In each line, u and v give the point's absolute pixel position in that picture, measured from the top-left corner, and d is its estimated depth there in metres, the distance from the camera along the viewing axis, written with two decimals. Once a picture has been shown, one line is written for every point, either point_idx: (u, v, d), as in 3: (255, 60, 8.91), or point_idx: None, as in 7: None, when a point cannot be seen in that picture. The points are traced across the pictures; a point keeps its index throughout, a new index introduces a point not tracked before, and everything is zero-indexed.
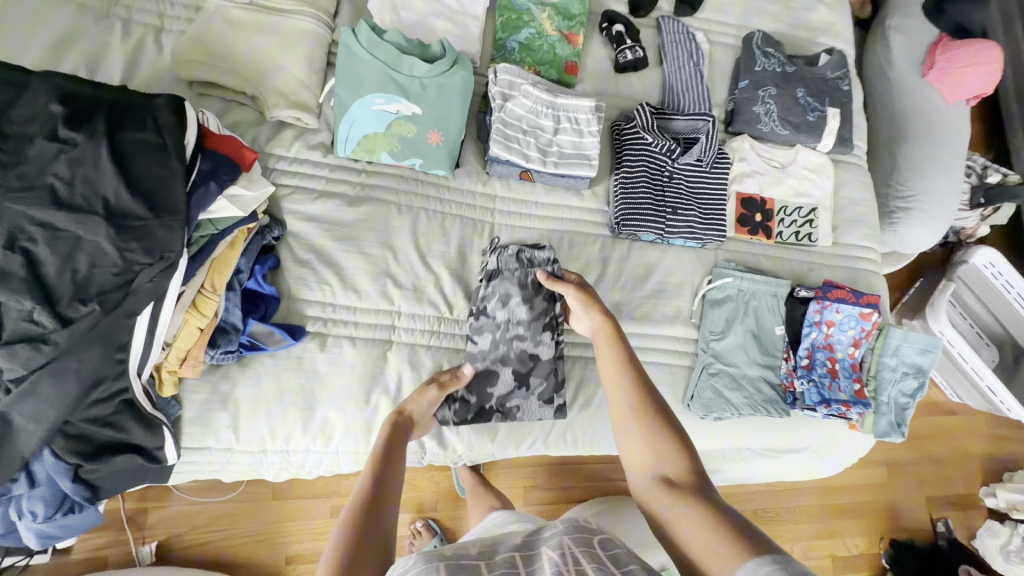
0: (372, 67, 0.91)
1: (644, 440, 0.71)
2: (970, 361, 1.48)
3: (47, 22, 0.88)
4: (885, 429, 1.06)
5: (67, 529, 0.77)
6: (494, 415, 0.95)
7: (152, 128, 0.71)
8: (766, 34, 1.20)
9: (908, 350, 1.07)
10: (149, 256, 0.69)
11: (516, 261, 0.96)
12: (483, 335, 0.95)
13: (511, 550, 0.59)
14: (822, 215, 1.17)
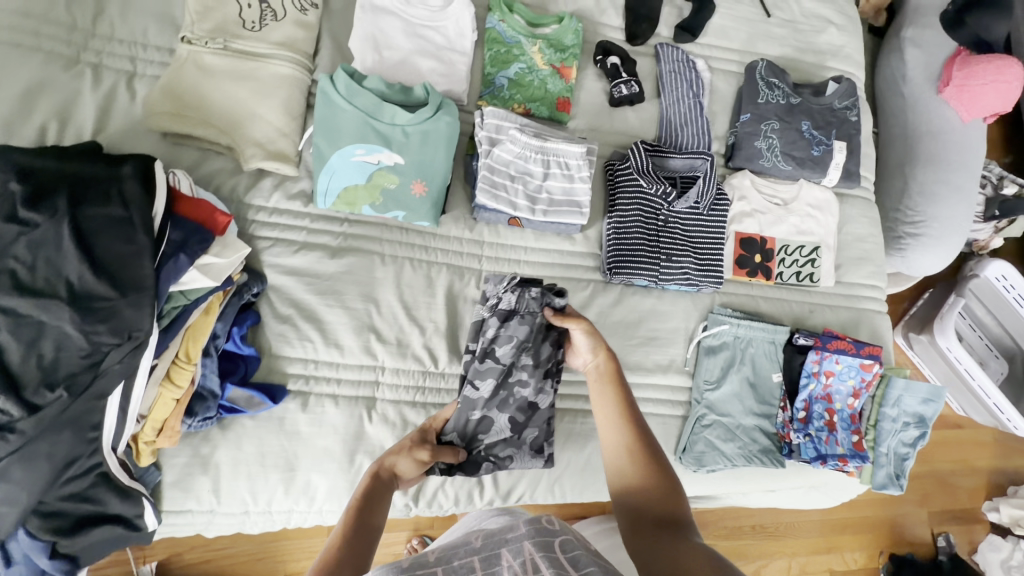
0: (352, 116, 0.87)
1: (631, 477, 0.64)
2: (977, 378, 1.43)
3: (12, 72, 0.85)
4: (884, 481, 1.03)
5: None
6: (483, 464, 0.86)
7: (118, 201, 0.69)
8: (771, 62, 1.15)
9: (911, 400, 1.03)
10: (117, 336, 0.67)
11: (537, 304, 0.82)
12: (484, 381, 0.85)
13: (470, 554, 0.58)
14: (824, 254, 1.13)
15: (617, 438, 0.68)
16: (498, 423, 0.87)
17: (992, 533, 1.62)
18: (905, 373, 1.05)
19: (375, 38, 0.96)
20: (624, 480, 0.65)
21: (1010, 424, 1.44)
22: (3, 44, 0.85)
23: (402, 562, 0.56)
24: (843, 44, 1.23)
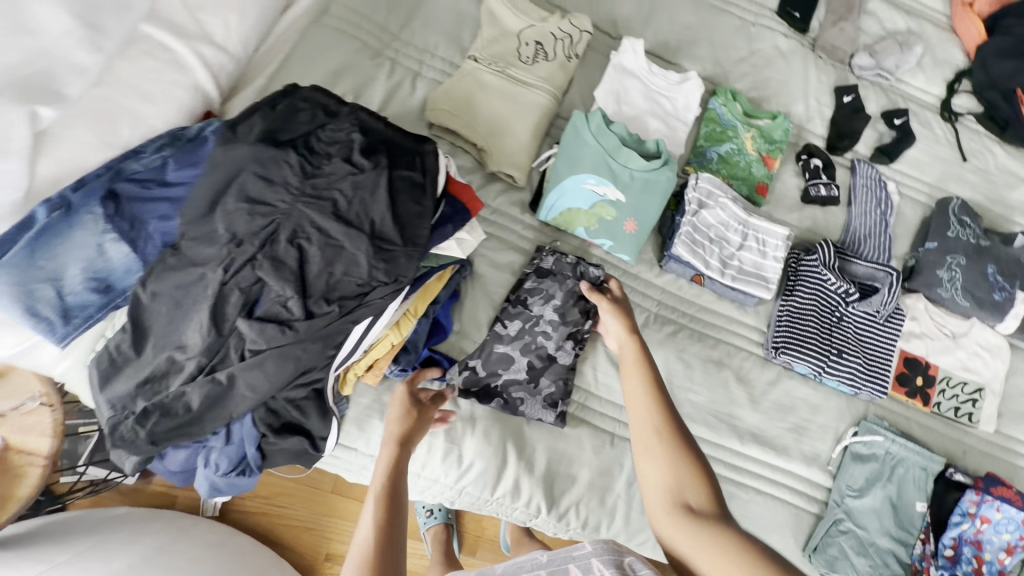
0: (595, 152, 0.99)
1: (664, 467, 0.63)
2: None
3: (332, 50, 1.05)
4: None
5: (233, 491, 0.83)
6: (496, 398, 0.93)
7: (419, 169, 0.81)
8: (963, 202, 1.19)
9: None
10: (387, 277, 0.78)
11: (571, 269, 0.99)
12: (513, 321, 0.96)
13: (538, 569, 0.63)
14: (987, 397, 1.10)
15: (650, 426, 0.67)
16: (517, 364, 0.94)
17: None
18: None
19: (618, 93, 1.10)
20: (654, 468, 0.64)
21: None
22: (335, 29, 1.07)
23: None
24: None
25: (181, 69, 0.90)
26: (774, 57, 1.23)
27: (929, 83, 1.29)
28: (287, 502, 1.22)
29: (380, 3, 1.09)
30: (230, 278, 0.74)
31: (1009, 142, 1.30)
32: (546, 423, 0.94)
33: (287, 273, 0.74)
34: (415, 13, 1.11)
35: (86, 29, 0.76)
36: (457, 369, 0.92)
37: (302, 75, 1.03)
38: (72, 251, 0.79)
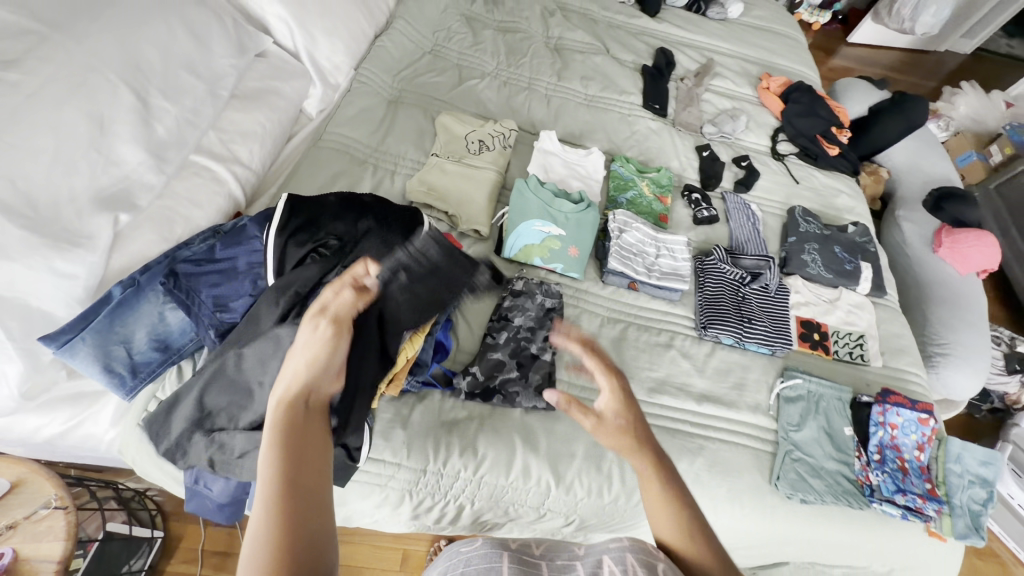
0: (537, 204, 1.33)
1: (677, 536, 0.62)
2: None
3: (328, 160, 1.38)
4: (964, 531, 1.14)
5: None
6: (496, 394, 1.13)
7: (412, 224, 1.12)
8: (805, 209, 1.64)
9: (970, 460, 1.22)
10: None
11: (538, 288, 1.27)
12: (500, 333, 1.21)
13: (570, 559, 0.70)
14: (869, 341, 1.43)
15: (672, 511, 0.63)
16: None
17: None
18: (962, 440, 1.25)
19: (545, 166, 1.50)
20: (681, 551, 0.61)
21: None
22: (328, 147, 1.41)
23: (511, 544, 0.74)
24: (854, 205, 1.73)
25: (220, 183, 1.19)
26: (649, 134, 1.72)
27: (758, 138, 1.82)
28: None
29: (362, 126, 1.46)
30: (288, 315, 0.95)
31: (824, 169, 1.81)
32: (540, 410, 1.14)
33: None
34: (387, 131, 1.49)
35: (153, 158, 1.06)
36: (461, 375, 1.13)
37: (307, 180, 1.34)
38: (139, 319, 0.98)
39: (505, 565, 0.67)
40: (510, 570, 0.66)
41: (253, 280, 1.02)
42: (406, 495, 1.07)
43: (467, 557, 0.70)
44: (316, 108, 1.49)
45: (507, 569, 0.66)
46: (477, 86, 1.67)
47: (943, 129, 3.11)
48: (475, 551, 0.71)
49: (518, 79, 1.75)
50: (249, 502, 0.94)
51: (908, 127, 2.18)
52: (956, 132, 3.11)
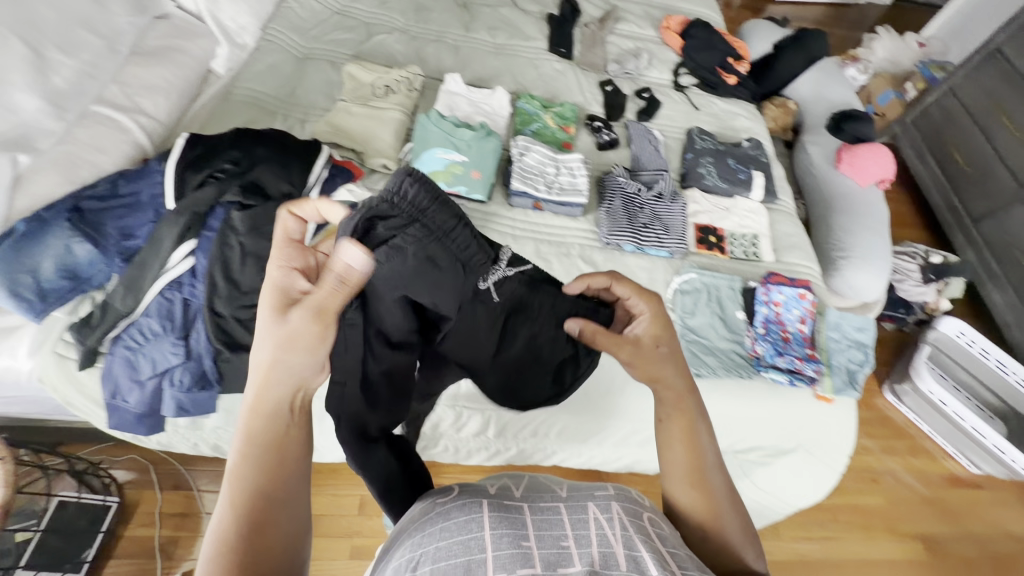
0: (439, 134, 1.43)
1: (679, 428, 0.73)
2: (964, 417, 2.09)
3: (236, 111, 1.43)
4: (841, 386, 1.29)
5: (194, 406, 1.01)
6: None
7: (305, 147, 1.17)
8: (701, 129, 1.76)
9: (848, 327, 1.37)
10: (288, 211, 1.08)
11: None
12: None
13: (556, 500, 0.67)
14: (762, 240, 1.55)
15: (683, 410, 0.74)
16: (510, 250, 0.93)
17: None
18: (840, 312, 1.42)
19: (450, 105, 1.57)
20: (691, 513, 0.69)
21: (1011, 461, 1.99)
22: (237, 100, 1.47)
23: (489, 490, 0.70)
24: (751, 127, 1.86)
25: (124, 131, 1.24)
26: (555, 75, 1.81)
27: (661, 73, 1.93)
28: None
29: (269, 81, 1.52)
30: (189, 235, 1.03)
31: (724, 97, 1.93)
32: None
33: (225, 222, 1.04)
34: (297, 85, 1.56)
35: (51, 106, 1.11)
36: None
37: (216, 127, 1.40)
38: (46, 251, 1.01)
39: (485, 513, 0.61)
40: (493, 521, 0.60)
41: (156, 210, 1.07)
42: None
43: (438, 505, 0.65)
44: (223, 67, 1.51)
45: (488, 519, 0.60)
46: (385, 40, 1.74)
47: (859, 73, 3.07)
48: (449, 501, 0.65)
49: (427, 33, 1.81)
50: (163, 408, 1.00)
51: (809, 59, 2.36)
52: (874, 74, 3.07)
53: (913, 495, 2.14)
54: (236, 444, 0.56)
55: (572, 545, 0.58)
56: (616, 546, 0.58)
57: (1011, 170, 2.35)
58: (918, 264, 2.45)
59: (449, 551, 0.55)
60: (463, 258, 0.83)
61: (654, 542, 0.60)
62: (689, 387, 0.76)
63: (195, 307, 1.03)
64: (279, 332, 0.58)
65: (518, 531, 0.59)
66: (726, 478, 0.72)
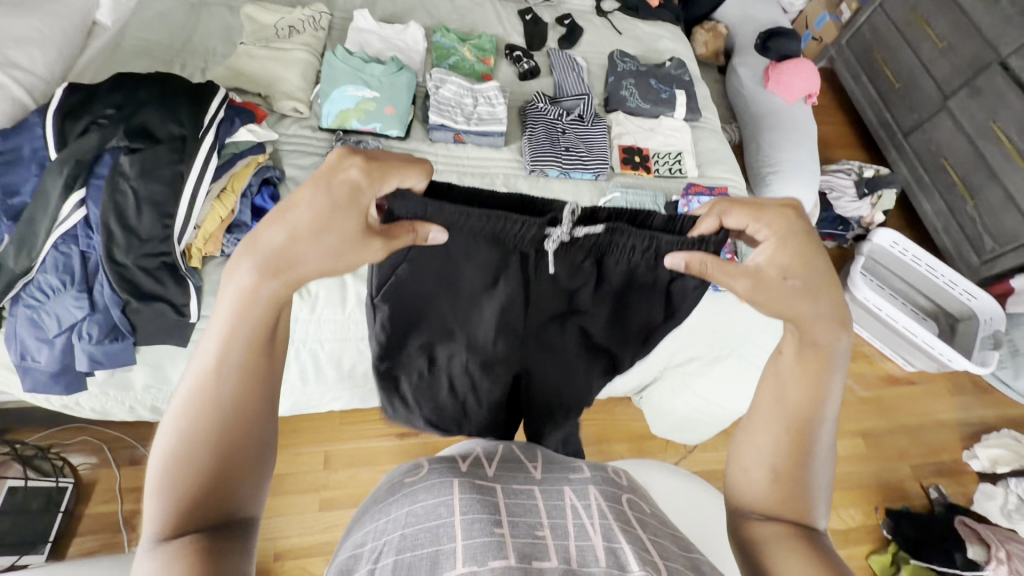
0: (348, 72, 1.38)
1: (775, 409, 0.64)
2: (900, 321, 2.10)
3: (127, 62, 1.35)
4: None
5: (109, 358, 1.01)
6: None
7: (196, 89, 1.12)
8: (623, 52, 1.75)
9: None
10: (180, 156, 1.04)
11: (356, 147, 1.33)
12: None
13: (531, 484, 0.65)
14: (687, 155, 1.56)
15: (785, 414, 0.63)
16: (570, 208, 0.70)
17: (977, 480, 2.06)
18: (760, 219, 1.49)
19: (361, 43, 1.52)
20: (762, 479, 0.63)
21: (945, 358, 2.03)
22: (127, 51, 1.38)
23: (460, 467, 0.67)
24: (675, 48, 1.85)
25: None
26: (472, 7, 1.75)
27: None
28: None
29: (160, 28, 1.43)
30: (77, 186, 0.98)
31: (647, 20, 1.91)
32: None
33: (114, 168, 1.00)
34: (193, 31, 1.47)
35: None
36: None
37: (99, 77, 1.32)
38: None
39: (457, 497, 0.58)
40: (464, 505, 0.56)
41: (40, 164, 1.02)
42: None
43: (408, 484, 0.63)
44: (109, 18, 1.42)
45: (458, 503, 0.57)
46: None
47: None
48: (421, 483, 0.62)
49: None
50: (76, 363, 1.00)
51: None
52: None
53: (851, 397, 2.18)
54: (220, 317, 0.53)
55: (547, 535, 0.56)
56: (594, 538, 0.56)
57: (937, 82, 2.32)
58: (852, 180, 2.47)
59: (418, 540, 0.53)
60: (493, 237, 0.71)
61: (637, 532, 0.59)
62: (838, 328, 0.64)
63: (95, 259, 1.00)
64: (309, 217, 0.55)
65: (489, 516, 0.56)
66: (828, 454, 0.64)
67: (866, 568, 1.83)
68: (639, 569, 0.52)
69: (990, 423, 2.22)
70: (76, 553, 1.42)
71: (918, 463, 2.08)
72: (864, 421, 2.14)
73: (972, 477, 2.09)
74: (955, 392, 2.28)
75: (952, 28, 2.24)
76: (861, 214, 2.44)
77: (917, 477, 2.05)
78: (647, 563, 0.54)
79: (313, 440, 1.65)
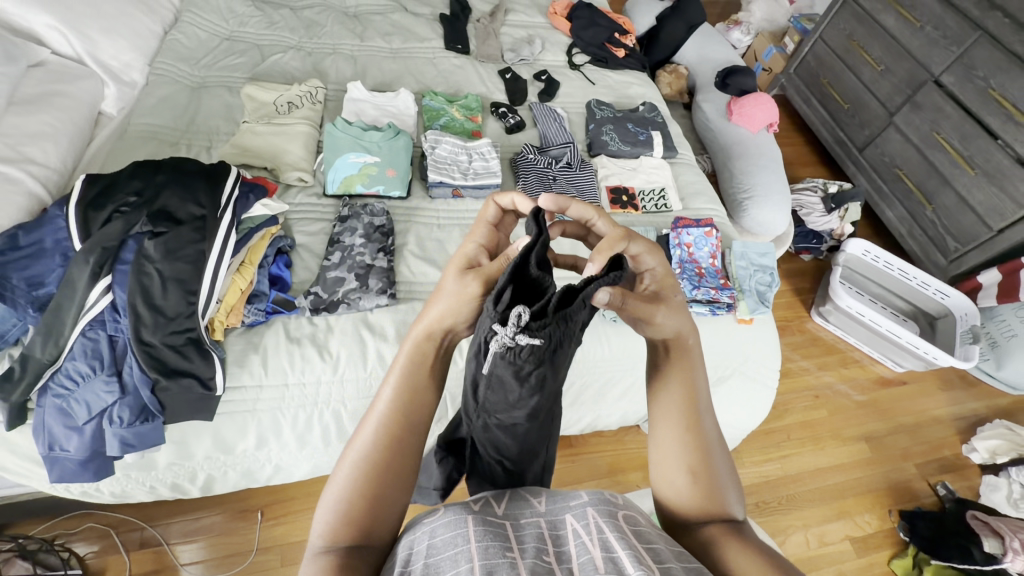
0: (349, 139, 1.47)
1: (670, 422, 0.68)
2: (883, 325, 2.20)
3: (135, 148, 1.41)
4: (755, 306, 1.45)
5: (138, 440, 1.02)
6: (341, 305, 1.23)
7: (209, 170, 1.17)
8: (599, 101, 1.88)
9: (754, 255, 1.56)
10: (199, 234, 1.09)
11: (363, 209, 1.40)
12: (335, 254, 1.31)
13: (536, 516, 0.68)
14: (670, 191, 1.67)
15: (678, 421, 0.68)
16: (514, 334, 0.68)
17: (980, 472, 2.12)
18: (745, 243, 1.60)
19: (357, 112, 1.61)
20: (686, 487, 0.66)
21: (931, 356, 2.13)
22: (135, 137, 1.44)
23: (474, 505, 0.68)
24: (645, 93, 2.01)
25: None
26: (455, 70, 1.88)
27: (556, 55, 2.04)
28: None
29: (166, 113, 1.50)
30: (103, 272, 1.01)
31: (617, 70, 2.07)
32: (385, 307, 1.26)
33: (139, 252, 1.04)
34: (195, 112, 1.55)
35: None
36: (302, 296, 1.22)
37: (109, 165, 1.37)
38: None
39: (471, 526, 0.59)
40: (478, 533, 0.58)
41: (64, 254, 1.05)
42: (278, 418, 1.15)
43: (421, 524, 0.63)
44: (115, 107, 1.49)
45: (474, 532, 0.59)
46: (282, 59, 1.74)
47: (743, 34, 3.25)
48: (434, 517, 0.63)
49: (322, 47, 1.82)
50: (107, 448, 1.00)
51: (690, 26, 2.55)
52: (756, 33, 3.25)
53: (848, 402, 2.26)
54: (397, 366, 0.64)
55: (554, 560, 0.59)
56: (593, 551, 0.59)
57: (882, 101, 2.53)
58: (819, 198, 2.62)
59: (438, 570, 0.54)
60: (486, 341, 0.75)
61: (633, 541, 0.61)
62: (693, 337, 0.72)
63: (122, 342, 1.02)
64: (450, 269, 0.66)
65: (502, 543, 0.58)
66: (723, 450, 0.70)
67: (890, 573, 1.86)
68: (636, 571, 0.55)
69: (981, 414, 2.31)
70: None
71: (921, 461, 2.14)
72: (865, 425, 2.20)
73: (974, 469, 2.15)
74: (945, 388, 2.37)
75: (886, 53, 2.47)
76: (832, 227, 2.58)
77: (923, 474, 2.10)
78: (643, 565, 0.56)
79: None
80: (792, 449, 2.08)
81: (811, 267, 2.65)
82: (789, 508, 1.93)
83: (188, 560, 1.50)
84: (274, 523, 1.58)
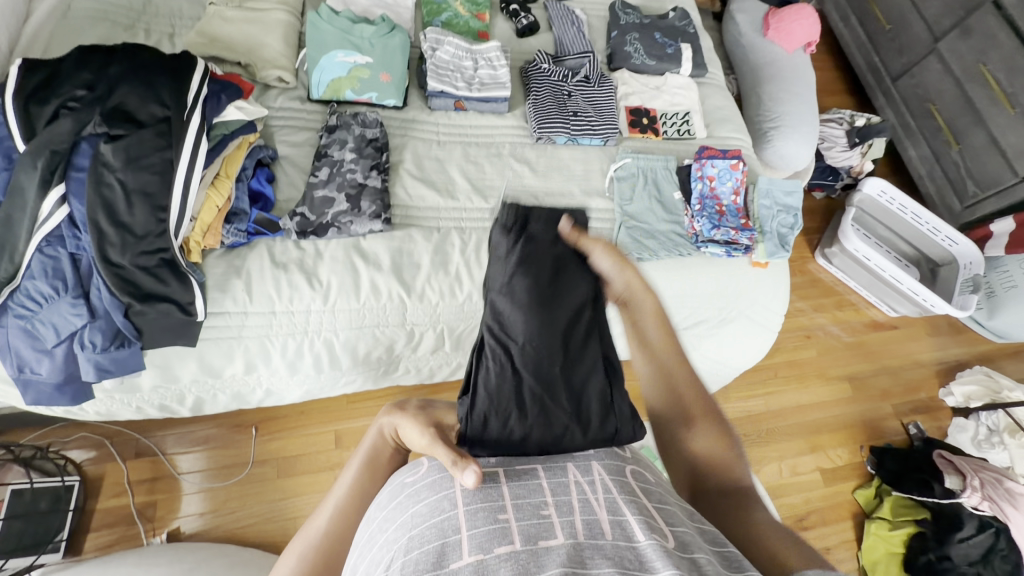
0: (336, 33, 1.26)
1: (677, 378, 0.74)
2: (888, 270, 2.15)
3: (83, 30, 1.20)
4: (774, 250, 1.37)
5: (116, 366, 0.96)
6: (330, 229, 1.12)
7: (173, 64, 1.00)
8: (625, 2, 1.64)
9: (779, 193, 1.44)
10: (166, 140, 0.95)
11: (353, 119, 1.24)
12: (322, 170, 1.17)
13: (533, 464, 0.64)
14: (695, 116, 1.51)
15: (681, 374, 0.74)
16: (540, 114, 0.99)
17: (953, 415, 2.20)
18: (771, 180, 1.48)
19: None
20: (703, 445, 0.69)
21: (929, 304, 2.11)
22: (81, 16, 1.22)
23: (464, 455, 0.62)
24: None
25: None
26: None
27: None
28: (239, 504, 1.50)
29: None
30: (54, 180, 0.89)
31: None
32: (378, 233, 1.15)
33: (95, 158, 0.91)
34: None
35: None
36: (287, 217, 1.10)
37: (53, 49, 1.17)
38: None
39: (458, 489, 0.57)
40: (468, 497, 0.56)
41: (7, 156, 0.91)
42: (266, 347, 1.09)
43: (409, 485, 0.61)
44: None
45: (462, 495, 0.56)
46: None
47: None
48: (419, 480, 0.61)
49: None
50: (82, 373, 0.95)
51: None
52: None
53: (839, 344, 2.27)
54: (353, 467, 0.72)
55: (553, 512, 0.54)
56: (600, 512, 0.54)
57: (928, 23, 2.27)
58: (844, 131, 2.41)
59: (425, 537, 0.51)
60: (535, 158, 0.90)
61: (643, 501, 0.57)
62: None
63: (87, 261, 0.92)
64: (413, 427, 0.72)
65: (494, 504, 0.55)
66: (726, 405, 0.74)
67: (852, 501, 1.97)
68: (647, 539, 0.50)
69: (964, 360, 2.35)
70: (92, 550, 1.40)
71: (900, 402, 2.20)
72: (853, 367, 2.23)
73: (947, 412, 2.23)
74: (936, 334, 2.39)
75: None
76: (851, 163, 2.43)
77: (899, 414, 2.17)
78: (655, 533, 0.52)
79: (320, 419, 1.63)
80: (780, 386, 2.11)
81: (824, 206, 2.54)
82: (768, 441, 2.00)
83: (184, 469, 1.51)
84: (269, 437, 1.58)
